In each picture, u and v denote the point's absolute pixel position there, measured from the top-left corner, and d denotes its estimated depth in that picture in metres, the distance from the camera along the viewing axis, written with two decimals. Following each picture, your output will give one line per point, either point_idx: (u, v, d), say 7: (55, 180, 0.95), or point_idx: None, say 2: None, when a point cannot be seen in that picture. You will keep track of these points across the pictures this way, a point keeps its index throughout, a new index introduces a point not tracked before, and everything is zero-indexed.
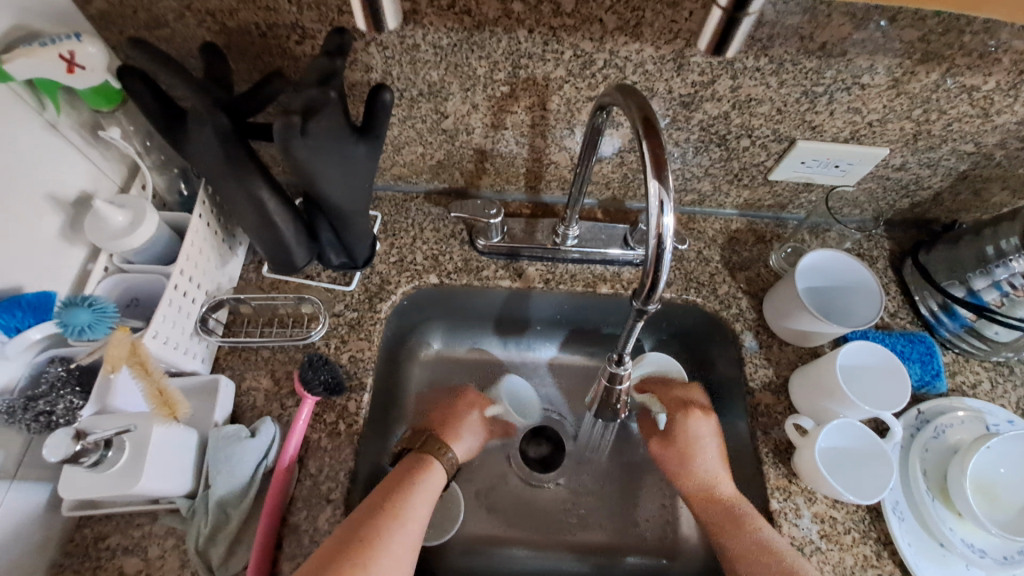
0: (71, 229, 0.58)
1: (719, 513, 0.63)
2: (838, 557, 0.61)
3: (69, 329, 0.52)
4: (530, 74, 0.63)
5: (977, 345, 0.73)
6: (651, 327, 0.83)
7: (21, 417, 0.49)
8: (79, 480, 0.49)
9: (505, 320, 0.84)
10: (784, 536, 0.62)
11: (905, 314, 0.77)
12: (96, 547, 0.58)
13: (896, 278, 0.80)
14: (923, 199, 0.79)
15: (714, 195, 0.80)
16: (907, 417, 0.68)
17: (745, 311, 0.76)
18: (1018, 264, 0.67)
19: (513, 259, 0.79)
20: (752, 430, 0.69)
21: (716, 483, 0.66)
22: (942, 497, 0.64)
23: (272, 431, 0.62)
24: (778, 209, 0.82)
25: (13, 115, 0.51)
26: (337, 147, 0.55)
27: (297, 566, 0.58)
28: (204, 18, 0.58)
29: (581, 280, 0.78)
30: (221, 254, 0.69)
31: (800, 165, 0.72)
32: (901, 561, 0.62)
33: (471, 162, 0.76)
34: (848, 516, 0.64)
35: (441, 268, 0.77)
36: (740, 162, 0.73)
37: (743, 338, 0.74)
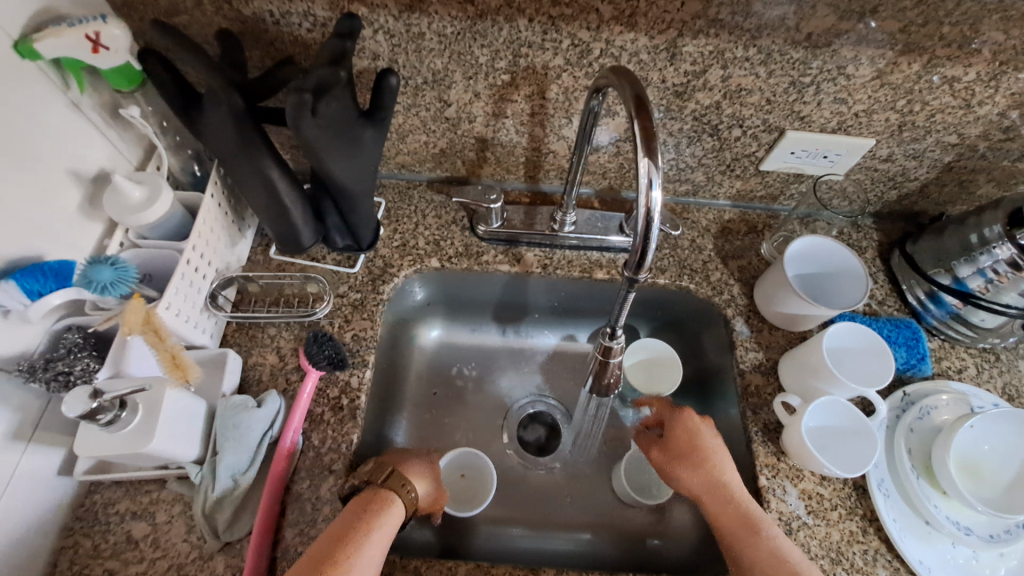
0: (89, 204, 0.61)
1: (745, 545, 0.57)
2: (825, 532, 0.63)
3: (93, 287, 0.54)
4: (530, 63, 0.65)
5: (964, 331, 0.75)
6: (647, 313, 0.85)
7: (42, 374, 0.52)
8: (95, 438, 0.52)
9: (504, 307, 0.87)
10: (772, 511, 0.64)
11: (893, 302, 0.79)
12: (106, 512, 0.60)
13: (884, 268, 0.82)
14: (910, 191, 0.81)
15: (708, 186, 0.82)
16: (893, 399, 0.70)
17: (737, 297, 0.78)
18: (1001, 251, 0.68)
19: (512, 245, 0.81)
20: (742, 410, 0.71)
21: (739, 500, 0.61)
22: (927, 476, 0.65)
23: (277, 404, 0.64)
24: (769, 200, 0.85)
25: (39, 93, 0.54)
26: (345, 128, 0.57)
27: (299, 532, 0.60)
28: (220, 6, 0.61)
29: (578, 266, 0.80)
30: (231, 234, 0.71)
31: (789, 156, 0.75)
32: (886, 537, 0.63)
33: (472, 151, 0.79)
34: (835, 493, 0.66)
35: (442, 252, 0.80)
36: (732, 153, 0.76)
37: (735, 323, 0.76)
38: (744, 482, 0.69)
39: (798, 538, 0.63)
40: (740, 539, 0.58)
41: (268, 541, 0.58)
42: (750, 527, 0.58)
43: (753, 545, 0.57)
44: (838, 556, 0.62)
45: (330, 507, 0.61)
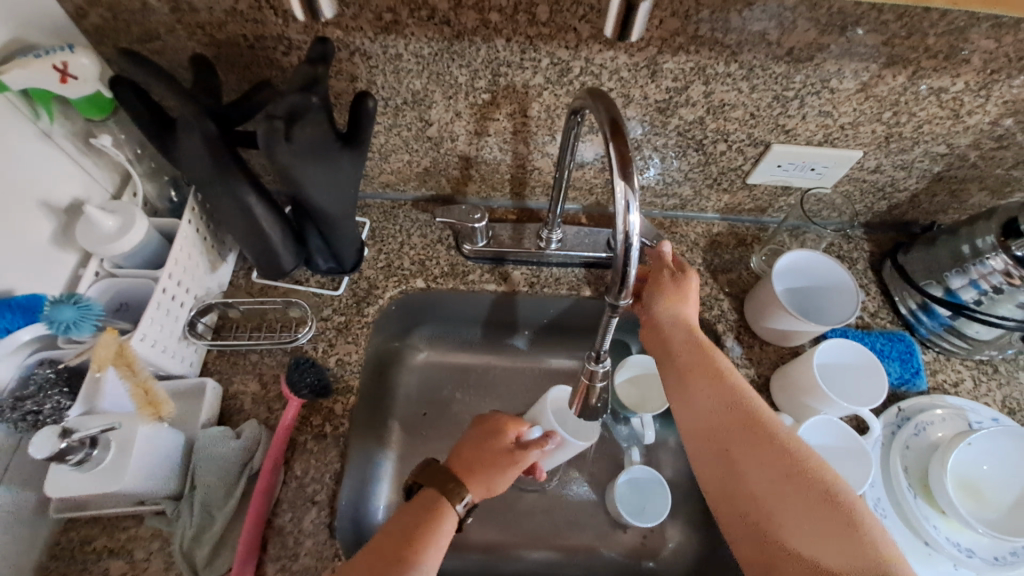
0: (62, 235, 0.60)
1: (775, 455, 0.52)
2: None
3: (56, 327, 0.52)
4: (510, 82, 0.65)
5: (959, 343, 0.74)
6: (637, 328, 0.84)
7: (9, 415, 0.51)
8: (64, 479, 0.50)
9: (493, 325, 0.86)
10: None
11: (886, 314, 0.78)
12: (82, 550, 0.58)
13: (876, 280, 0.81)
14: (900, 201, 0.80)
15: (695, 200, 0.81)
16: (887, 414, 0.68)
17: (727, 312, 0.77)
18: (995, 262, 0.67)
19: (498, 263, 0.80)
20: None
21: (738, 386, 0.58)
22: (925, 495, 0.63)
23: (256, 434, 0.63)
24: (758, 212, 0.84)
25: (7, 126, 0.53)
26: (321, 154, 0.56)
27: (281, 567, 0.58)
28: (194, 32, 0.60)
29: (566, 283, 0.79)
30: (211, 260, 0.70)
31: (776, 169, 0.74)
32: None
33: (457, 169, 0.78)
34: None
35: (427, 272, 0.78)
36: (719, 167, 0.75)
37: (725, 340, 0.75)
38: None
39: None
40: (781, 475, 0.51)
41: None
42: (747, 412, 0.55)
43: (776, 464, 0.52)
44: None
45: (313, 539, 0.60)
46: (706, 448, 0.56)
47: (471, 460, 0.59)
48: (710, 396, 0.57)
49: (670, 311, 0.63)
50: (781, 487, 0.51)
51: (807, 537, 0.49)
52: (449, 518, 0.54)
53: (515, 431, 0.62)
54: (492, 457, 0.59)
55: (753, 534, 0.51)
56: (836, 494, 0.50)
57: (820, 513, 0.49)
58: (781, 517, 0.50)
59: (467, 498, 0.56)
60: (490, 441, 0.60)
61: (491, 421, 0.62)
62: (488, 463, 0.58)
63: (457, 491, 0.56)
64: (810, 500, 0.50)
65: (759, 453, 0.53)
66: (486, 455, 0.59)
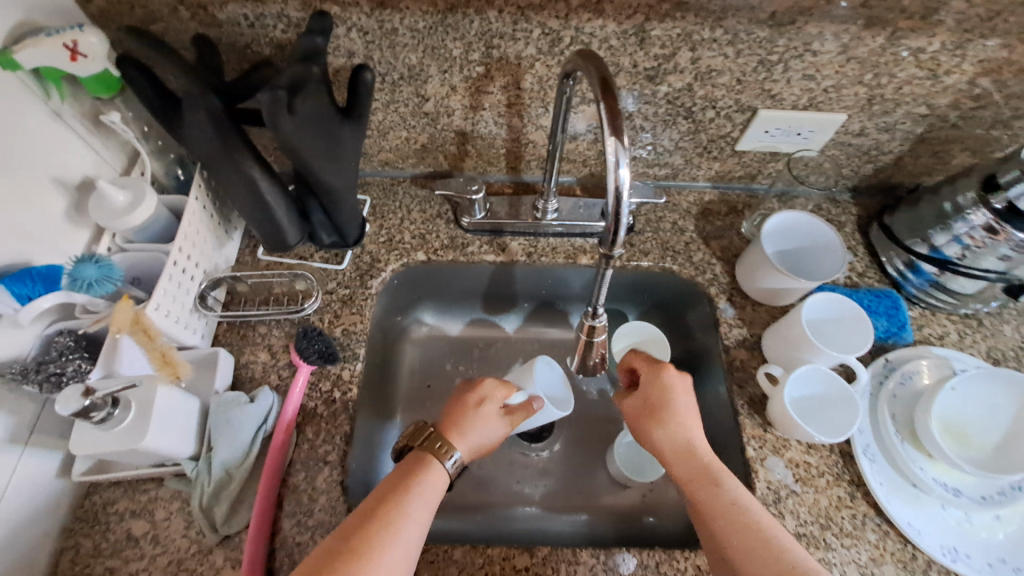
0: (76, 211, 0.62)
1: (683, 468, 0.58)
2: (814, 499, 0.64)
3: (78, 284, 0.55)
4: (502, 54, 0.67)
5: (944, 299, 0.76)
6: (634, 296, 0.87)
7: (34, 377, 0.53)
8: (91, 437, 0.52)
9: (492, 297, 0.89)
10: (761, 481, 0.65)
11: (873, 274, 0.81)
12: (105, 512, 0.61)
13: (863, 242, 0.83)
14: (885, 164, 0.82)
15: (687, 169, 0.84)
16: (875, 365, 0.71)
17: (719, 276, 0.79)
18: (977, 217, 0.68)
19: (496, 235, 0.82)
20: (728, 385, 0.72)
21: (698, 452, 0.59)
22: (912, 440, 0.66)
23: (269, 398, 0.65)
24: (748, 180, 0.86)
25: (20, 103, 0.55)
26: (323, 125, 0.59)
27: (297, 522, 0.61)
28: (196, 12, 0.62)
29: (563, 253, 0.82)
30: (218, 236, 0.72)
31: (764, 135, 0.77)
32: (874, 501, 0.65)
33: (453, 144, 0.80)
34: (822, 461, 0.67)
35: (428, 246, 0.81)
36: (708, 134, 0.78)
37: (718, 302, 0.77)
38: (733, 455, 0.70)
39: (787, 506, 0.64)
40: (701, 498, 0.55)
41: (266, 534, 0.60)
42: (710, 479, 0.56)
43: (732, 532, 0.52)
44: (827, 521, 0.63)
45: (327, 496, 0.62)
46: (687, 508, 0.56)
47: (455, 421, 0.61)
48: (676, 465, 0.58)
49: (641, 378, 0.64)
50: (752, 555, 0.51)
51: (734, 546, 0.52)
52: (438, 471, 0.57)
53: (500, 396, 0.64)
54: (479, 418, 0.62)
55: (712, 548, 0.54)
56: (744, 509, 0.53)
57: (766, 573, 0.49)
58: (712, 524, 0.53)
59: (456, 456, 0.59)
60: (473, 404, 0.63)
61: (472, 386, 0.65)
62: (476, 421, 0.62)
63: (447, 449, 0.59)
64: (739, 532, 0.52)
65: (706, 504, 0.55)
66: (470, 416, 0.62)
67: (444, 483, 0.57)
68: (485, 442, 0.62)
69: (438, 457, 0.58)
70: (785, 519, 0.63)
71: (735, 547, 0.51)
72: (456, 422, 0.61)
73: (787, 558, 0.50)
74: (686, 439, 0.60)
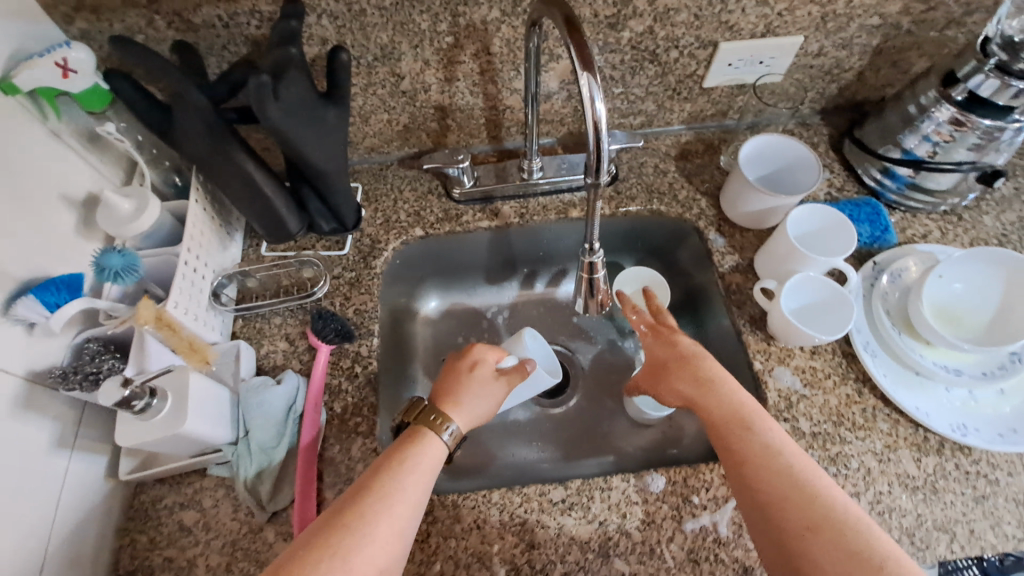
0: (84, 225, 0.64)
1: (718, 409, 0.58)
2: (824, 399, 0.67)
3: (106, 274, 0.60)
4: (469, 21, 0.69)
5: (922, 198, 0.80)
6: (628, 244, 0.90)
7: (72, 380, 0.56)
8: (133, 428, 0.55)
9: (492, 266, 0.92)
10: (772, 390, 0.68)
11: (852, 187, 0.84)
12: (154, 508, 0.63)
13: (839, 158, 0.87)
14: (848, 81, 0.86)
15: (660, 113, 0.87)
16: (864, 270, 0.74)
17: (705, 209, 0.82)
18: (942, 113, 0.71)
19: (487, 202, 0.85)
20: (728, 308, 0.75)
21: (732, 393, 0.59)
22: (908, 331, 0.69)
23: (296, 380, 0.68)
24: (720, 117, 0.89)
25: (20, 125, 0.58)
26: (309, 108, 0.61)
27: (339, 491, 0.63)
28: (172, 20, 0.65)
29: (553, 209, 0.84)
30: (221, 237, 0.75)
31: (728, 68, 0.80)
32: (881, 393, 0.67)
33: (434, 121, 0.83)
34: (827, 364, 0.69)
35: (424, 221, 0.83)
36: (675, 75, 0.81)
37: (708, 233, 0.80)
38: (743, 373, 0.73)
39: (800, 409, 0.67)
40: (734, 438, 0.56)
41: (312, 505, 0.62)
42: (744, 423, 0.56)
43: (767, 473, 0.52)
44: (839, 417, 0.66)
45: (363, 463, 0.65)
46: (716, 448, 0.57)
47: (450, 392, 0.63)
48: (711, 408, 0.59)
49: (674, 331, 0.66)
50: (785, 501, 0.50)
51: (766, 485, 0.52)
52: (433, 442, 0.57)
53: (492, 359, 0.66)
54: (473, 385, 0.63)
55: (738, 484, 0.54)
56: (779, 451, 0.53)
57: (802, 513, 0.49)
58: (743, 463, 0.54)
59: (451, 428, 0.59)
60: (465, 372, 0.64)
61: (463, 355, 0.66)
62: (468, 387, 0.63)
63: (442, 422, 0.59)
64: (774, 473, 0.52)
65: (740, 443, 0.55)
66: (464, 383, 0.63)
67: (439, 454, 0.57)
68: (480, 407, 0.63)
69: (433, 430, 0.58)
70: (800, 421, 0.66)
71: (767, 485, 0.52)
72: (450, 393, 0.63)
73: (822, 505, 0.49)
74: (718, 382, 0.60)
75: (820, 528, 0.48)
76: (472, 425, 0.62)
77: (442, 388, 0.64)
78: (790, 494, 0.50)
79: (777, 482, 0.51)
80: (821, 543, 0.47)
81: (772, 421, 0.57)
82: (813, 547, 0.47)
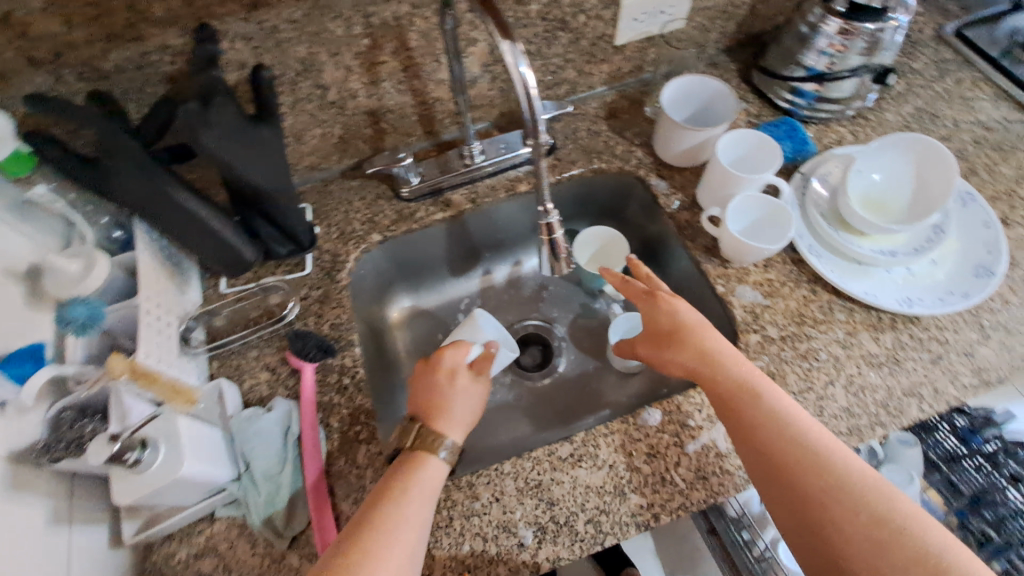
0: (33, 294, 0.61)
1: (724, 381, 0.59)
2: (785, 305, 0.72)
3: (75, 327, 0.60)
4: (382, 20, 0.70)
5: (829, 108, 0.87)
6: (579, 207, 0.93)
7: (56, 448, 0.54)
8: (130, 483, 0.54)
9: (456, 258, 0.93)
10: (738, 307, 0.72)
11: (768, 112, 0.90)
12: (167, 565, 0.61)
13: (751, 89, 0.93)
14: (745, 17, 0.92)
15: (583, 79, 0.91)
16: (795, 181, 0.80)
17: (643, 159, 0.86)
18: (830, 26, 0.78)
19: (437, 195, 0.86)
20: (683, 244, 0.79)
21: (729, 362, 0.61)
22: (843, 227, 0.75)
23: (286, 405, 0.68)
24: (638, 72, 0.94)
25: None
26: (240, 130, 0.61)
27: (354, 500, 0.63)
28: (80, 70, 0.63)
29: (502, 188, 0.87)
30: (178, 283, 0.72)
31: (635, 22, 0.84)
32: (833, 287, 0.72)
33: (368, 127, 0.84)
34: (782, 272, 0.74)
35: (379, 226, 0.84)
36: (589, 39, 0.84)
37: (650, 180, 0.84)
38: (708, 299, 0.77)
39: (766, 319, 0.71)
40: (745, 412, 0.57)
41: (330, 519, 0.62)
42: (752, 395, 0.57)
43: (784, 443, 0.54)
44: (802, 317, 0.71)
45: (372, 468, 0.65)
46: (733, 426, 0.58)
47: (429, 401, 0.63)
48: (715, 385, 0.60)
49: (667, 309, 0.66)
50: (806, 472, 0.52)
51: (790, 460, 0.53)
52: (431, 464, 0.57)
53: (460, 355, 0.67)
54: (456, 391, 0.64)
55: (755, 458, 0.56)
56: (793, 423, 0.55)
57: (822, 481, 0.52)
58: (763, 440, 0.55)
59: (448, 444, 0.59)
60: (448, 384, 0.64)
61: (440, 366, 0.66)
62: (443, 391, 0.63)
63: (437, 441, 0.58)
64: (793, 446, 0.54)
65: (755, 420, 0.56)
66: (447, 394, 0.63)
67: (441, 473, 0.57)
68: (463, 410, 0.63)
69: (427, 451, 0.58)
70: (769, 329, 0.70)
71: (790, 459, 0.53)
72: (433, 406, 0.62)
73: (842, 471, 0.52)
74: (715, 352, 0.61)
75: (838, 500, 0.51)
76: (465, 431, 0.62)
77: (415, 399, 0.64)
78: (811, 467, 0.52)
79: (799, 454, 0.53)
80: (843, 514, 0.50)
81: (775, 389, 0.59)
82: (837, 513, 0.50)
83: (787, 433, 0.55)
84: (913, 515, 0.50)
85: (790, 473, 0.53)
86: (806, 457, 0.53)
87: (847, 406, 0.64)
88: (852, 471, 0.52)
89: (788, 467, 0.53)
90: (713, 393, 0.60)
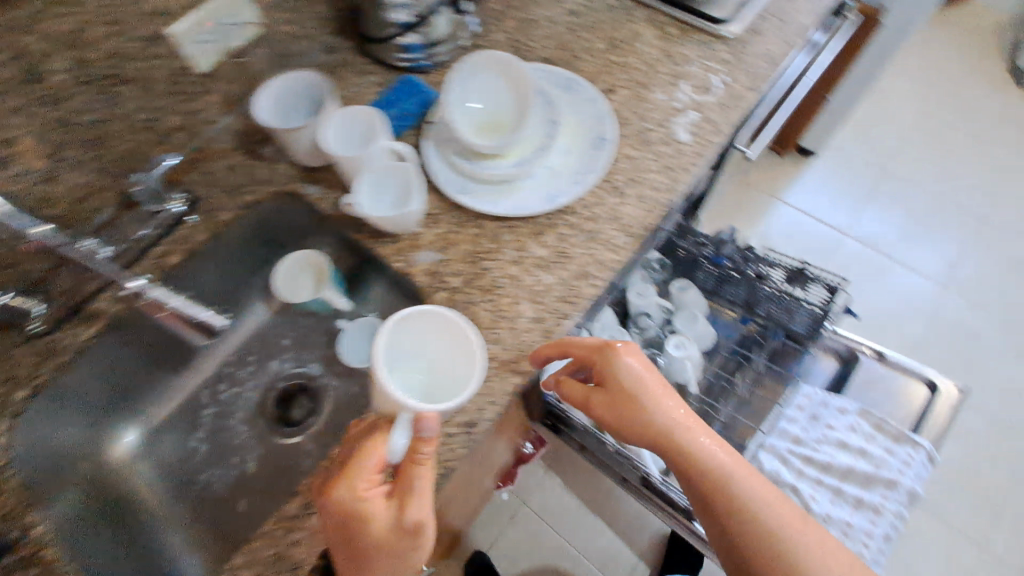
0: None
1: (637, 425, 0.66)
2: (457, 252, 0.72)
3: None
4: None
5: (441, 50, 0.88)
6: (261, 244, 0.86)
7: None
8: None
9: (157, 356, 0.84)
10: (417, 276, 0.71)
11: (393, 74, 0.89)
12: None
13: (372, 59, 0.90)
14: None
15: (191, 120, 0.82)
16: (428, 134, 0.80)
17: (288, 173, 0.82)
18: None
19: (82, 308, 0.76)
20: (354, 238, 0.76)
21: (638, 391, 0.67)
22: (479, 156, 0.76)
23: None
24: (251, 87, 0.87)
25: None
26: None
27: None
28: None
29: (151, 269, 0.77)
30: None
31: (200, 44, 0.78)
32: (491, 215, 0.74)
33: None
34: (447, 223, 0.74)
35: (20, 378, 0.71)
36: (164, 83, 0.78)
37: (302, 188, 0.80)
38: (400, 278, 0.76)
39: (444, 274, 0.71)
40: (677, 454, 0.65)
41: None
42: (682, 438, 0.65)
43: (707, 482, 0.64)
44: (474, 256, 0.72)
45: None
46: (636, 437, 0.67)
47: (370, 566, 0.56)
48: (682, 462, 0.65)
49: (621, 368, 0.67)
50: (726, 494, 0.64)
51: (700, 475, 0.65)
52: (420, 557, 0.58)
53: (383, 511, 0.55)
54: (394, 548, 0.55)
55: (681, 476, 0.66)
56: (717, 472, 0.64)
57: (751, 525, 0.62)
58: (693, 464, 0.65)
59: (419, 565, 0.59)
60: (414, 470, 0.55)
61: (411, 449, 0.54)
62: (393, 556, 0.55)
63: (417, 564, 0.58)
64: (722, 484, 0.64)
65: (693, 468, 0.65)
66: (389, 566, 0.56)
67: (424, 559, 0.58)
68: (416, 555, 0.57)
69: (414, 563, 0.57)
70: (449, 282, 0.70)
71: (707, 482, 0.64)
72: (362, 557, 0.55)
73: (760, 516, 0.62)
74: (676, 428, 0.66)
75: (746, 518, 0.63)
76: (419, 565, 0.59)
77: (345, 552, 0.56)
78: (740, 503, 0.63)
79: (727, 489, 0.64)
80: (750, 530, 0.62)
81: (692, 426, 0.67)
82: (743, 524, 0.63)
83: (717, 481, 0.64)
84: (792, 526, 0.62)
85: (708, 485, 0.64)
86: (720, 491, 0.64)
87: (538, 316, 0.68)
88: (773, 520, 0.62)
89: (703, 489, 0.65)
90: (645, 439, 0.66)
